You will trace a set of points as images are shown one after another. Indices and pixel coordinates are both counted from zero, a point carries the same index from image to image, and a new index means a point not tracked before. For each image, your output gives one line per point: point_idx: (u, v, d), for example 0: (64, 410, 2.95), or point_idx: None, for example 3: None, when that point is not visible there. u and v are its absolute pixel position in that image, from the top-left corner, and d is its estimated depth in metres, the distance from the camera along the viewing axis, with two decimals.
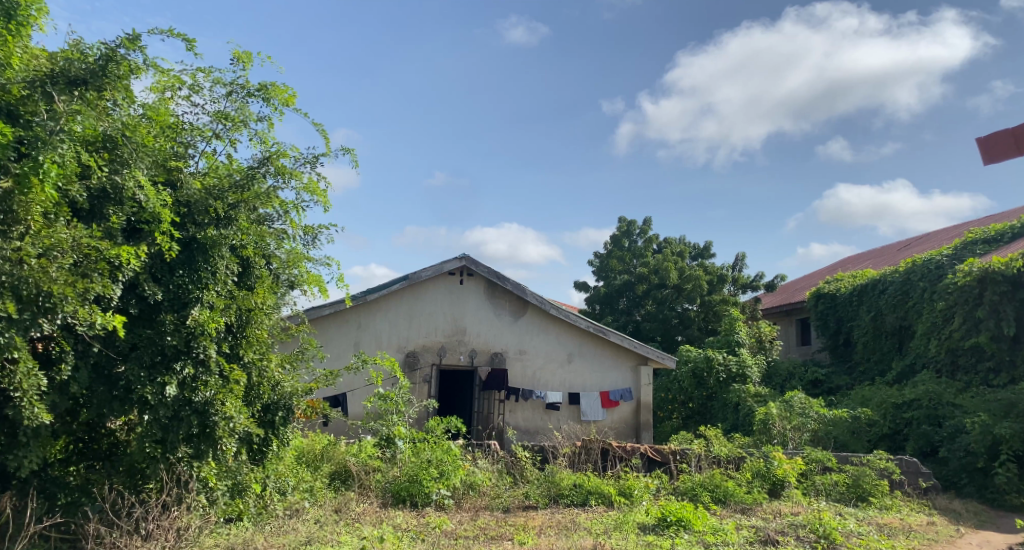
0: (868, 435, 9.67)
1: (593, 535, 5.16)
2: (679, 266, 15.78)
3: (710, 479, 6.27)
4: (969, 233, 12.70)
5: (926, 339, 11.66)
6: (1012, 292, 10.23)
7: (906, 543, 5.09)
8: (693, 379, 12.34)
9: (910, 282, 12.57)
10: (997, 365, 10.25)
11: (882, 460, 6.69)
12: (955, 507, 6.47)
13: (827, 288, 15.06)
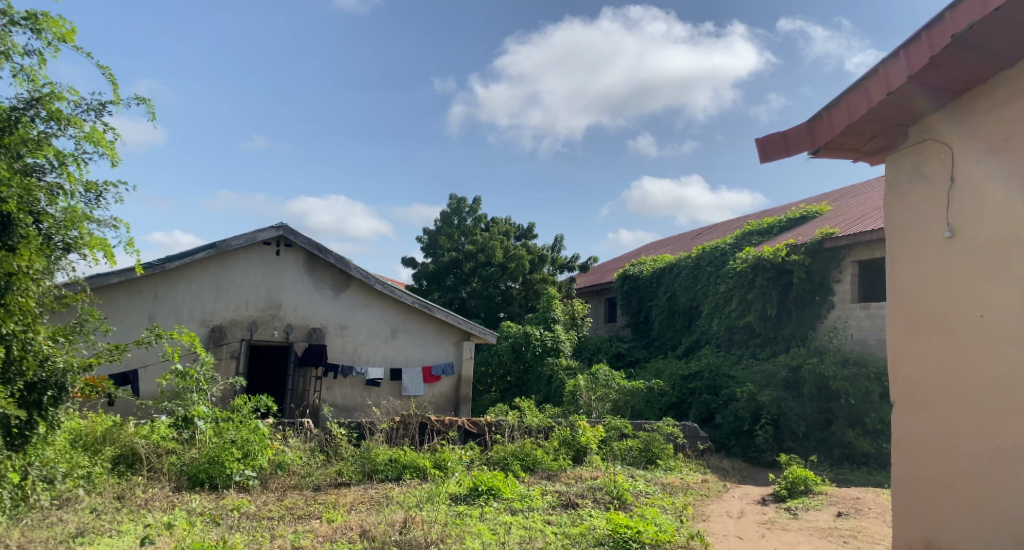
0: (660, 404, 10.71)
1: (405, 508, 5.19)
2: (504, 245, 16.36)
3: (521, 448, 6.56)
4: (748, 225, 14.36)
5: (710, 318, 13.20)
6: (777, 277, 11.79)
7: (684, 499, 5.75)
8: (512, 353, 12.84)
9: (699, 267, 14.06)
10: (763, 341, 11.90)
11: (670, 426, 7.43)
12: (724, 466, 7.39)
13: (632, 271, 16.34)
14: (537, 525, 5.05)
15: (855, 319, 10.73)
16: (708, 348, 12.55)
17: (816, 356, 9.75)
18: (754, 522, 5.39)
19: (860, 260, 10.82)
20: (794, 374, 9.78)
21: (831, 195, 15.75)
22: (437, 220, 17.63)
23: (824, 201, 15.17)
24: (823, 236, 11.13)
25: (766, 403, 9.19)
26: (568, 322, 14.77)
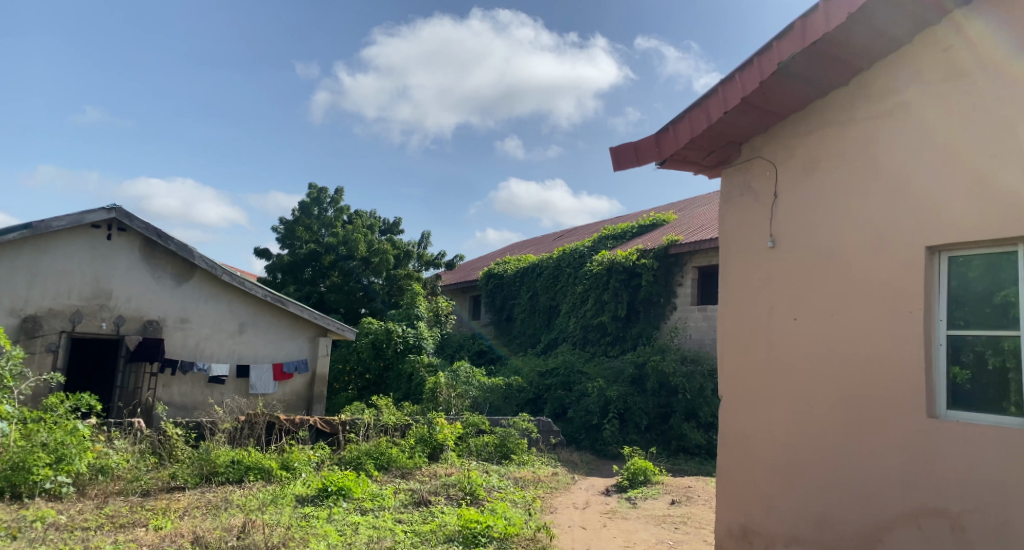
0: (516, 400, 10.95)
1: (245, 511, 4.89)
2: (368, 239, 16.26)
3: (375, 447, 6.44)
4: (605, 229, 15.06)
5: (567, 317, 13.94)
6: (628, 279, 12.52)
7: (533, 492, 5.93)
8: (372, 350, 12.70)
9: (559, 269, 14.65)
10: (613, 339, 12.66)
11: (524, 421, 7.63)
12: (574, 459, 7.74)
13: (496, 269, 16.83)
14: (387, 523, 4.96)
15: (694, 320, 11.54)
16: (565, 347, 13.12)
17: (659, 354, 10.45)
18: (598, 512, 5.66)
19: (700, 266, 11.67)
20: (640, 371, 10.42)
21: (679, 204, 16.94)
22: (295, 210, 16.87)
23: (672, 210, 16.30)
24: (668, 243, 11.86)
25: (613, 398, 9.76)
26: (432, 319, 14.72)
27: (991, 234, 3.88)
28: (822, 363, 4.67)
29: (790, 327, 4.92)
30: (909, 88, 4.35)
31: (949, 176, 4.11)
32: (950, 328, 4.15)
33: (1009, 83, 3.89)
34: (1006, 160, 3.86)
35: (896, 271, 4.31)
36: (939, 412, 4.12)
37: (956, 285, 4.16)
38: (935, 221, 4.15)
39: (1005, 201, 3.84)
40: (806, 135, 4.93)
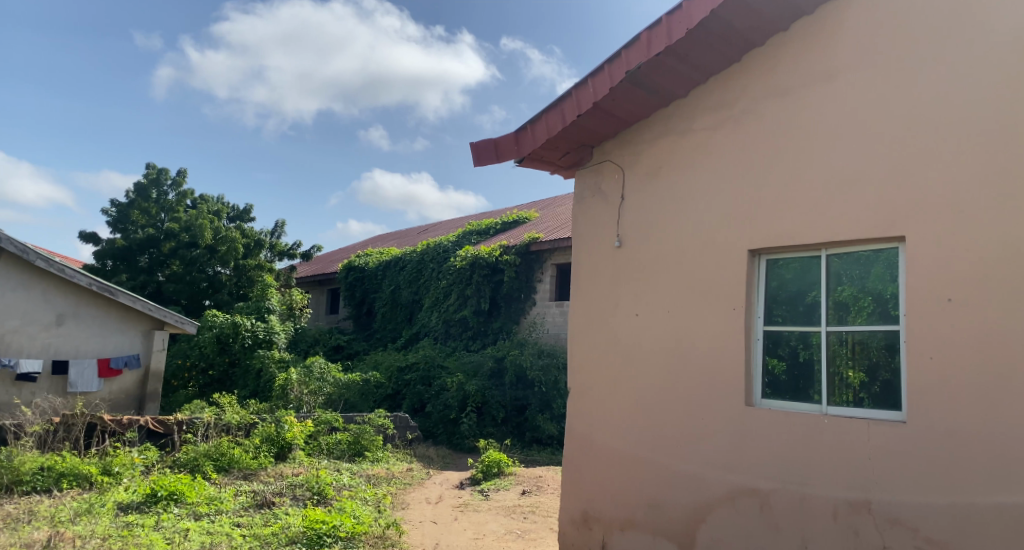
0: (374, 396, 10.76)
1: (53, 523, 4.40)
2: (215, 225, 15.53)
3: (215, 448, 6.14)
4: (469, 224, 15.21)
5: (430, 312, 14.05)
6: (491, 275, 12.75)
7: (385, 489, 5.82)
8: (217, 345, 12.08)
9: (423, 262, 14.79)
10: (474, 334, 12.84)
11: (380, 418, 7.60)
12: (429, 454, 7.76)
13: (357, 262, 16.85)
14: (223, 528, 4.64)
15: (551, 315, 11.92)
16: (426, 342, 13.15)
17: (518, 348, 10.77)
18: (450, 507, 5.69)
19: (559, 263, 12.05)
20: (499, 365, 10.67)
21: (541, 203, 17.43)
22: (128, 192, 15.79)
23: (534, 208, 16.75)
24: (530, 241, 12.17)
25: (471, 393, 9.91)
26: (286, 314, 14.33)
27: (799, 240, 4.35)
28: (658, 355, 5.00)
29: (632, 322, 5.21)
30: (738, 103, 4.76)
31: (770, 189, 4.53)
32: (766, 324, 4.60)
33: (817, 105, 4.36)
34: (813, 174, 4.33)
35: (723, 272, 4.70)
36: (755, 400, 4.55)
37: (771, 285, 4.62)
38: (756, 227, 4.58)
39: (811, 210, 4.31)
40: (651, 142, 5.26)
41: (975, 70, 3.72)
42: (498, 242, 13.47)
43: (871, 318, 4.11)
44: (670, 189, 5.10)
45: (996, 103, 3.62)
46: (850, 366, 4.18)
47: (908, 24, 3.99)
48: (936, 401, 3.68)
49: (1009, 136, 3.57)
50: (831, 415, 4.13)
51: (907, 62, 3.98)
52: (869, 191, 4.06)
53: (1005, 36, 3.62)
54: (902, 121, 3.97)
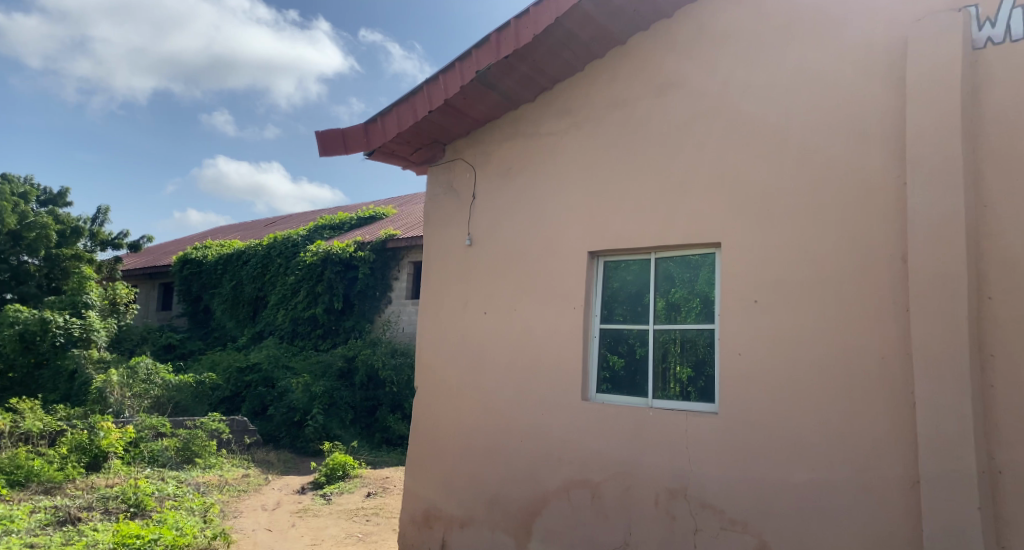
0: (210, 399, 10.48)
1: None
2: (19, 210, 14.13)
3: (9, 459, 5.72)
4: (321, 218, 14.75)
5: (276, 309, 13.46)
6: (344, 272, 12.51)
7: (215, 498, 5.46)
8: (20, 343, 10.91)
9: (269, 257, 14.14)
10: (324, 333, 12.51)
11: (214, 422, 7.65)
12: (270, 458, 7.99)
13: (193, 255, 15.80)
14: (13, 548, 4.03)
15: (406, 314, 11.86)
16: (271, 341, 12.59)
17: (371, 347, 11.09)
18: (288, 512, 5.47)
19: (415, 261, 12.01)
20: (349, 364, 10.88)
21: (401, 199, 17.30)
22: None
23: (392, 204, 16.58)
24: (386, 237, 12.06)
25: (319, 393, 9.97)
26: (106, 309, 12.59)
27: (633, 244, 4.59)
28: (502, 353, 5.09)
29: (478, 321, 5.26)
30: (581, 110, 4.96)
31: (608, 194, 4.76)
32: (606, 322, 4.78)
33: (653, 116, 4.62)
34: (646, 181, 4.60)
35: (566, 273, 4.87)
36: (591, 394, 4.73)
37: (607, 285, 4.84)
38: (595, 229, 4.79)
39: (644, 216, 4.58)
40: (500, 143, 5.35)
41: (781, 94, 4.10)
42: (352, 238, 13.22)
43: (696, 318, 4.39)
44: (518, 191, 5.21)
45: (798, 125, 4.02)
46: (678, 362, 4.43)
47: (729, 48, 4.35)
48: (743, 393, 4.03)
49: (808, 155, 3.96)
50: (656, 408, 4.39)
51: (730, 82, 4.32)
52: (693, 199, 4.38)
53: (809, 63, 4.01)
54: (722, 136, 4.31)
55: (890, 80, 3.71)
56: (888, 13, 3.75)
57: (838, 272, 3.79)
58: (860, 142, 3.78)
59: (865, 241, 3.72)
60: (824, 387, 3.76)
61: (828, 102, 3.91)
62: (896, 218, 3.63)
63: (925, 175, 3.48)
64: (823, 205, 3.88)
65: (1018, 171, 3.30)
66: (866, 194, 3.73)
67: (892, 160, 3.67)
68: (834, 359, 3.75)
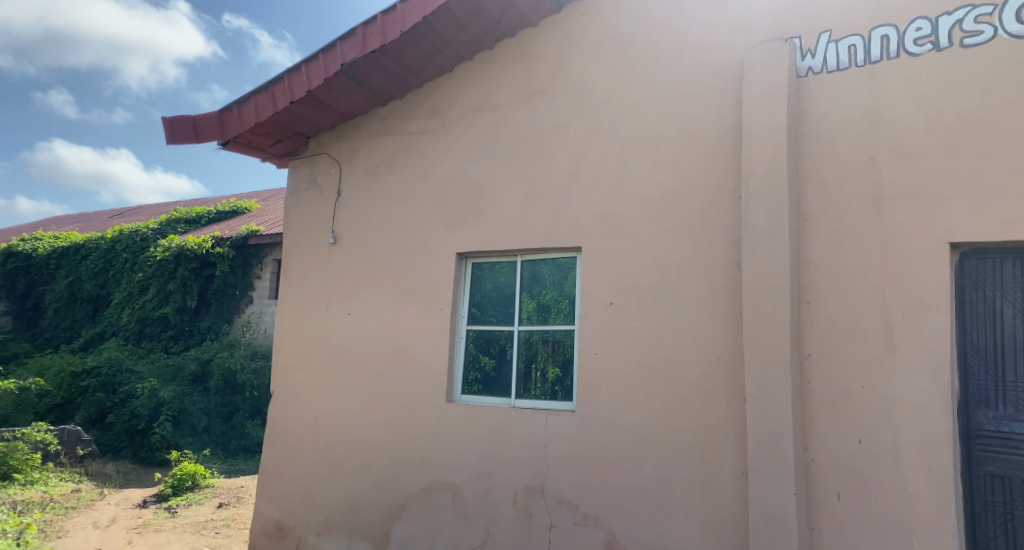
0: (36, 407, 9.50)
1: None
2: None
3: None
4: (175, 211, 13.83)
5: (119, 308, 12.37)
6: (200, 270, 11.90)
7: (34, 518, 4.91)
8: None
9: (113, 252, 13.05)
10: (176, 334, 11.78)
11: (40, 433, 6.99)
12: (107, 470, 7.42)
13: (19, 247, 14.18)
14: None
15: (269, 314, 11.51)
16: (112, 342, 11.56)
17: (227, 350, 10.74)
18: (123, 529, 5.06)
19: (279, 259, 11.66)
20: (203, 368, 10.49)
21: (267, 193, 16.56)
22: None
23: (256, 198, 15.82)
24: (248, 234, 11.67)
25: (167, 400, 9.52)
26: None
27: (497, 246, 4.66)
28: (364, 355, 4.99)
29: (341, 322, 5.12)
30: (450, 111, 4.97)
31: (474, 196, 4.80)
32: (478, 323, 4.78)
33: (519, 121, 4.71)
34: (511, 185, 4.68)
35: (432, 273, 4.84)
36: (455, 395, 4.73)
37: (473, 287, 4.86)
38: (462, 230, 4.80)
39: (507, 219, 4.66)
40: (368, 141, 5.25)
41: (636, 106, 4.32)
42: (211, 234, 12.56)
43: (563, 320, 4.49)
44: (385, 190, 5.13)
45: (649, 137, 4.25)
46: (548, 362, 4.50)
47: (590, 59, 4.52)
48: (597, 392, 4.20)
49: (660, 166, 4.19)
50: (518, 408, 4.46)
51: (592, 93, 4.49)
52: (555, 205, 4.51)
53: (662, 79, 4.24)
54: (583, 143, 4.47)
55: (729, 99, 4.01)
56: (727, 38, 4.06)
57: (682, 277, 4.04)
58: (703, 157, 4.06)
59: (706, 248, 3.99)
60: (669, 384, 4.00)
61: (676, 118, 4.17)
62: (734, 227, 3.92)
63: (757, 190, 3.79)
64: (671, 214, 4.12)
65: (832, 189, 3.68)
66: (707, 204, 4.02)
67: (731, 174, 3.96)
68: (677, 359, 3.99)
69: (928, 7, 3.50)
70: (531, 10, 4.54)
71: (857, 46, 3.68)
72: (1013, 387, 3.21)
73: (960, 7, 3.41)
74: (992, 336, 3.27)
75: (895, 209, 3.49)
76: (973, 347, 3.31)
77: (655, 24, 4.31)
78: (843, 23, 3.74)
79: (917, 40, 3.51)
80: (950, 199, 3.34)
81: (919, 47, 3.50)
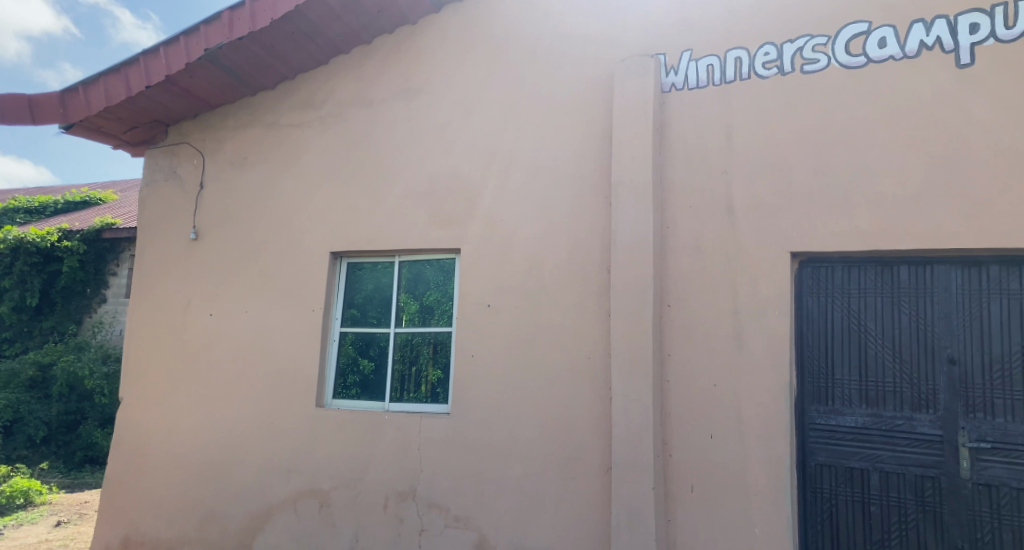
0: None
1: None
2: None
3: None
4: (14, 199, 12.47)
5: None
6: (42, 264, 10.82)
7: None
8: None
9: None
10: (12, 336, 10.67)
11: None
12: None
13: None
14: None
15: (124, 313, 10.71)
16: None
17: (74, 353, 9.82)
18: None
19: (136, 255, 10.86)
20: (43, 373, 9.55)
21: (125, 183, 15.34)
22: None
23: (112, 189, 14.60)
24: (101, 227, 10.74)
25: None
26: None
27: (371, 246, 4.56)
28: (228, 358, 4.71)
29: (202, 322, 4.82)
30: (325, 105, 4.81)
31: (348, 193, 4.67)
32: (360, 325, 4.65)
33: (397, 119, 4.64)
34: (387, 183, 4.60)
35: (303, 272, 4.66)
36: (326, 400, 4.57)
37: (348, 287, 4.73)
38: (335, 229, 4.66)
39: (383, 219, 4.57)
40: (236, 131, 4.99)
41: (512, 111, 4.37)
42: (57, 225, 11.46)
43: (445, 321, 4.44)
44: (254, 184, 4.88)
45: (525, 142, 4.32)
46: (430, 365, 4.42)
47: (469, 61, 4.53)
48: (471, 393, 4.21)
49: (534, 170, 4.27)
50: (392, 411, 4.37)
51: (470, 95, 4.50)
52: (432, 205, 4.48)
53: (538, 85, 4.33)
54: (460, 145, 4.47)
55: (600, 108, 4.15)
56: (597, 50, 4.20)
57: (553, 279, 4.14)
58: (575, 163, 4.18)
59: (577, 252, 4.10)
60: (539, 385, 4.07)
61: (550, 124, 4.27)
62: (603, 232, 4.06)
63: (624, 197, 3.94)
64: (544, 218, 4.21)
65: (691, 199, 3.90)
66: (578, 209, 4.14)
67: (601, 181, 4.10)
68: (547, 360, 4.08)
69: (774, 34, 3.79)
70: (408, 7, 4.49)
71: (714, 66, 3.93)
72: (841, 385, 3.53)
73: (801, 36, 3.72)
74: (824, 338, 3.59)
75: (745, 219, 3.75)
76: (810, 348, 3.62)
77: (531, 30, 4.39)
78: (702, 43, 3.98)
79: (765, 64, 3.79)
80: (791, 212, 3.63)
81: (766, 70, 3.79)
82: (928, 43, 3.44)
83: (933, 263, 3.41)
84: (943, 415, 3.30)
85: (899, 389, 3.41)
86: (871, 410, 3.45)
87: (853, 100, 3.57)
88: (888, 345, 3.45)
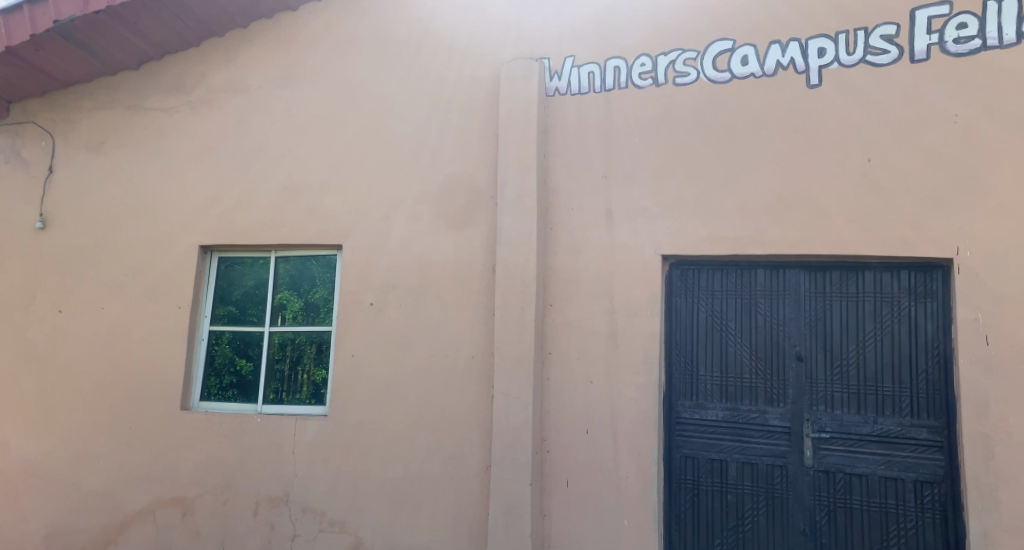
0: None
1: None
2: None
3: None
4: None
5: None
6: None
7: None
8: None
9: None
10: None
11: None
12: None
13: None
14: None
15: None
16: None
17: None
18: None
19: None
20: None
21: None
22: None
23: None
24: None
25: None
26: None
27: (245, 240, 4.34)
28: (80, 358, 4.32)
29: (50, 319, 4.39)
30: (196, 90, 4.52)
31: (220, 183, 4.41)
32: (235, 323, 4.41)
33: (275, 107, 4.44)
34: (263, 175, 4.39)
35: (169, 266, 4.36)
36: (192, 403, 4.30)
37: (219, 282, 4.47)
38: (205, 221, 4.38)
39: (257, 211, 4.36)
40: (94, 112, 4.58)
41: (396, 105, 4.30)
42: None
43: (326, 320, 4.30)
44: (113, 170, 4.51)
45: (409, 137, 4.26)
46: (309, 364, 4.26)
47: (352, 51, 4.41)
48: (349, 393, 4.09)
49: (418, 167, 4.22)
50: (265, 414, 4.18)
51: (354, 86, 4.38)
52: (310, 199, 4.32)
53: (423, 80, 4.28)
54: (342, 137, 4.34)
55: (485, 107, 4.17)
56: (481, 50, 4.21)
57: (435, 277, 4.11)
58: (459, 161, 4.17)
59: (459, 250, 4.09)
60: (419, 384, 4.03)
61: (434, 120, 4.24)
62: (485, 231, 4.07)
63: (506, 198, 3.98)
64: (427, 215, 4.17)
65: (571, 202, 4.00)
66: (461, 207, 4.13)
67: (484, 180, 4.12)
68: (427, 359, 4.04)
69: (650, 46, 3.95)
70: None
71: (594, 73, 4.04)
72: (704, 381, 3.74)
73: (673, 49, 3.90)
74: (690, 337, 3.78)
75: (620, 222, 3.89)
76: (677, 347, 3.80)
77: (416, 25, 4.33)
78: (584, 50, 4.08)
79: (641, 74, 3.95)
80: (663, 216, 3.81)
81: (642, 80, 3.94)
82: (784, 64, 3.70)
83: (785, 267, 3.68)
84: (791, 408, 3.58)
85: (754, 385, 3.66)
86: (730, 405, 3.68)
87: (718, 113, 3.79)
88: (746, 343, 3.69)
